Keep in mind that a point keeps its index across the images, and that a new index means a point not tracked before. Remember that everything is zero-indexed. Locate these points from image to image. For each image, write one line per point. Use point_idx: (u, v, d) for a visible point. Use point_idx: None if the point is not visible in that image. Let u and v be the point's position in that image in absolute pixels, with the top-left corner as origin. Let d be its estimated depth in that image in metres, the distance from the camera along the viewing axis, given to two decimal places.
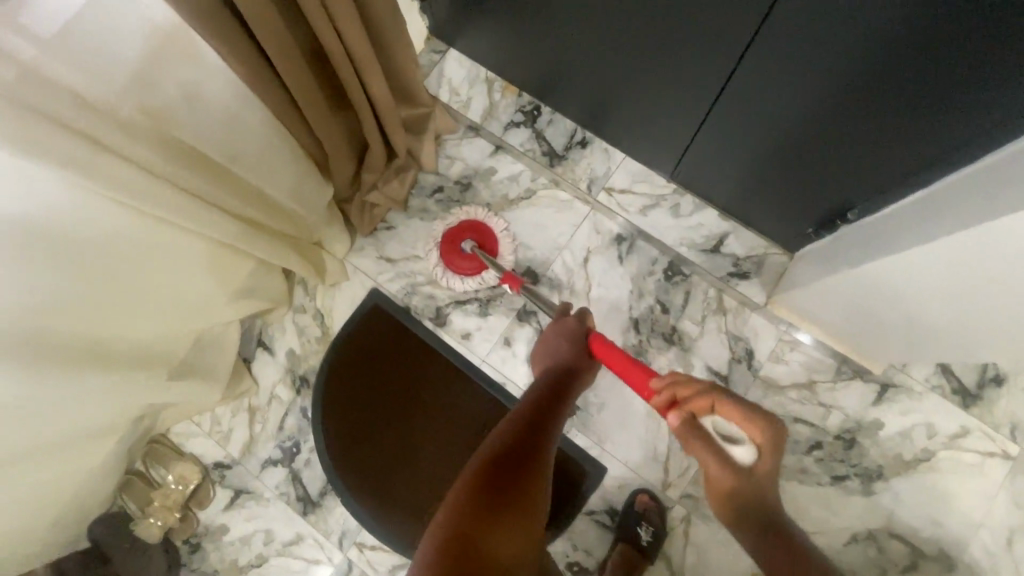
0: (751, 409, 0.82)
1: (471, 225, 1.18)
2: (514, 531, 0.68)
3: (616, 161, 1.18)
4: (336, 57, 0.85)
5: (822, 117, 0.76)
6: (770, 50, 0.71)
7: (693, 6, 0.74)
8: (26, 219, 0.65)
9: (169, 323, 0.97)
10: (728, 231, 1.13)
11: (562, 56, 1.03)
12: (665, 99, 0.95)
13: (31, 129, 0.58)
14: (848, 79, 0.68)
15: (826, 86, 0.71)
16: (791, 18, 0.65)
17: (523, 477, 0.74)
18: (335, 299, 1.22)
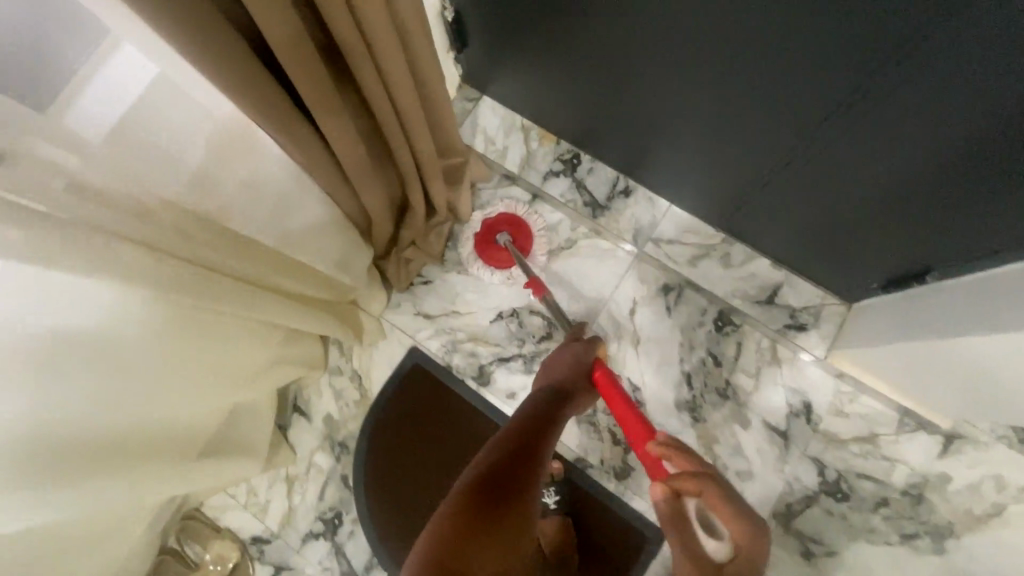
0: (735, 508, 0.71)
1: (506, 217, 1.16)
2: (500, 550, 0.65)
3: (661, 210, 1.15)
4: (385, 117, 0.81)
5: (904, 175, 0.74)
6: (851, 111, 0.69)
7: (769, 70, 0.71)
8: (81, 331, 0.62)
9: (210, 409, 0.91)
10: (782, 282, 1.10)
11: (609, 102, 1.00)
12: (722, 148, 0.92)
13: (87, 244, 0.54)
14: (942, 137, 0.65)
15: (910, 141, 0.68)
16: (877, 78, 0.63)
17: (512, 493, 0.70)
18: (373, 359, 1.17)
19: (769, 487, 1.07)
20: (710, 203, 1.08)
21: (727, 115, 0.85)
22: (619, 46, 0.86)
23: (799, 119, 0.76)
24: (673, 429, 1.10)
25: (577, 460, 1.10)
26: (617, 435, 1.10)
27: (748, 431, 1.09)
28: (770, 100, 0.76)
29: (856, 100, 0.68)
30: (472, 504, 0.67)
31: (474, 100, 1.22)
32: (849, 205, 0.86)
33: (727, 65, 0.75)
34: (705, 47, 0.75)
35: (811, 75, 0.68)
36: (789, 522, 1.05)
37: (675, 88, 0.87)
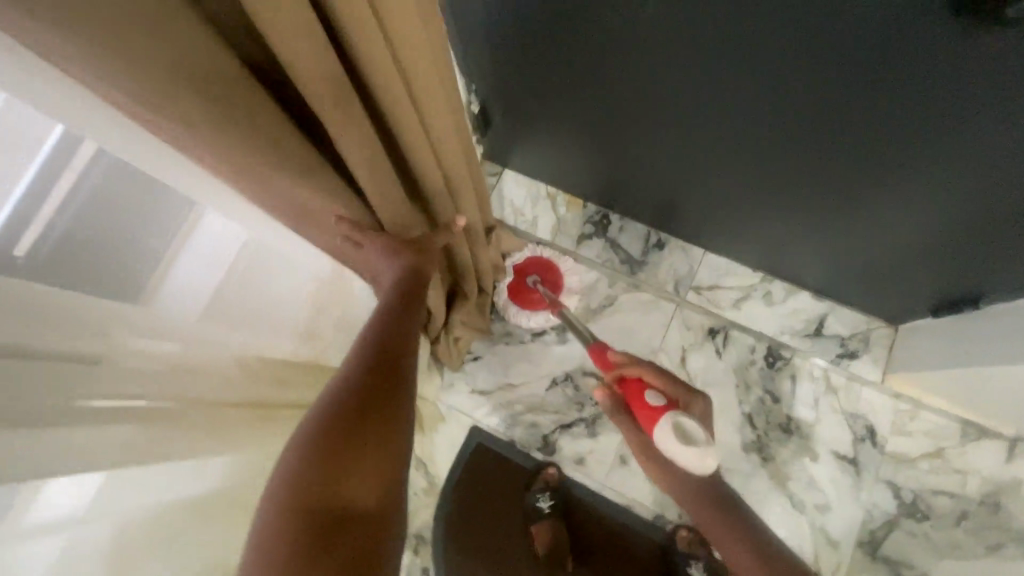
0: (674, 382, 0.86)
1: (533, 260, 1.17)
2: (367, 477, 0.52)
3: (697, 258, 1.19)
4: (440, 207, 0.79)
5: (943, 201, 0.78)
6: (889, 148, 0.74)
7: (800, 123, 0.77)
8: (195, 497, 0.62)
9: None
10: (825, 312, 1.13)
11: (634, 162, 1.05)
12: (752, 193, 0.97)
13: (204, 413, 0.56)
14: (974, 168, 0.70)
15: (948, 171, 0.73)
16: (910, 127, 0.69)
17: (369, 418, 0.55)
18: (434, 444, 1.17)
19: (850, 517, 1.08)
20: (742, 245, 1.12)
21: (758, 169, 0.91)
22: (644, 114, 0.91)
23: (835, 159, 0.81)
24: (744, 471, 1.11)
25: (657, 516, 1.11)
26: None
27: (818, 463, 1.10)
28: (801, 152, 0.82)
29: (892, 146, 0.73)
30: (323, 434, 0.52)
31: (497, 174, 1.26)
32: (893, 242, 0.91)
33: (757, 127, 0.82)
34: (732, 114, 0.81)
35: (838, 131, 0.75)
36: (876, 549, 1.06)
37: (702, 149, 0.93)
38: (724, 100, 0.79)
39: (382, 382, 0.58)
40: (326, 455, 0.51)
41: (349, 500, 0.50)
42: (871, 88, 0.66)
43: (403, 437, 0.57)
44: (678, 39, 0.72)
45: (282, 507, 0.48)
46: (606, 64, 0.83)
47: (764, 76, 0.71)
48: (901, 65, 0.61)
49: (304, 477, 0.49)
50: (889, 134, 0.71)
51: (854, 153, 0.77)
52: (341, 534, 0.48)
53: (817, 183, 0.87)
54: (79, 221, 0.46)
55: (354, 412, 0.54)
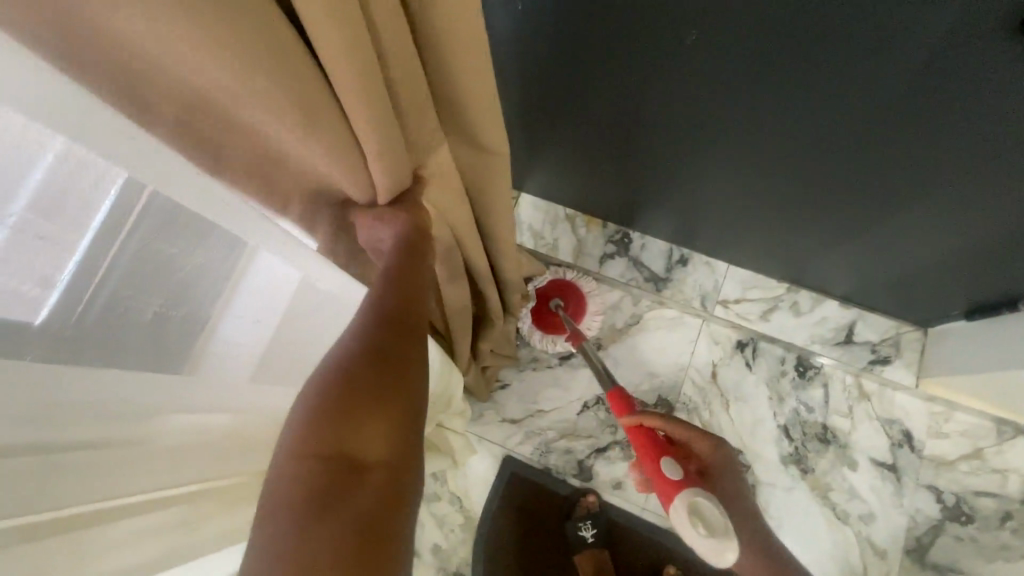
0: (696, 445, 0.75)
1: (555, 284, 1.15)
2: (378, 425, 0.48)
3: (721, 271, 1.19)
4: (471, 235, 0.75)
5: (978, 206, 0.78)
6: (923, 157, 0.74)
7: (829, 137, 0.77)
8: None
9: None
10: (854, 319, 1.13)
11: (655, 181, 1.05)
12: (777, 206, 0.97)
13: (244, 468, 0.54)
14: (1011, 175, 0.71)
15: (985, 178, 0.73)
16: (947, 137, 0.69)
17: (378, 367, 0.50)
18: (468, 477, 1.14)
19: (895, 524, 1.07)
20: (767, 257, 1.12)
21: (786, 184, 0.91)
22: (669, 135, 0.91)
23: (866, 170, 0.81)
24: (784, 484, 1.10)
25: None
26: None
27: (858, 471, 1.09)
28: (832, 165, 0.83)
29: (926, 155, 0.74)
30: (331, 384, 0.48)
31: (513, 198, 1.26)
32: (924, 250, 0.91)
33: (787, 142, 0.82)
34: (761, 131, 0.81)
35: (871, 143, 0.75)
36: (924, 556, 1.05)
37: (727, 167, 0.93)
38: (753, 117, 0.79)
39: (392, 329, 0.53)
40: (330, 405, 0.47)
41: (360, 450, 0.47)
42: (908, 101, 0.66)
43: (416, 383, 0.52)
44: (710, 60, 0.72)
45: (291, 459, 0.45)
46: (633, 86, 0.83)
47: (796, 92, 0.72)
48: (938, 78, 0.62)
49: (312, 432, 0.46)
50: (924, 145, 0.72)
51: (884, 163, 0.78)
52: (352, 486, 0.45)
53: (847, 195, 0.88)
54: (134, 275, 0.45)
55: (360, 364, 0.50)
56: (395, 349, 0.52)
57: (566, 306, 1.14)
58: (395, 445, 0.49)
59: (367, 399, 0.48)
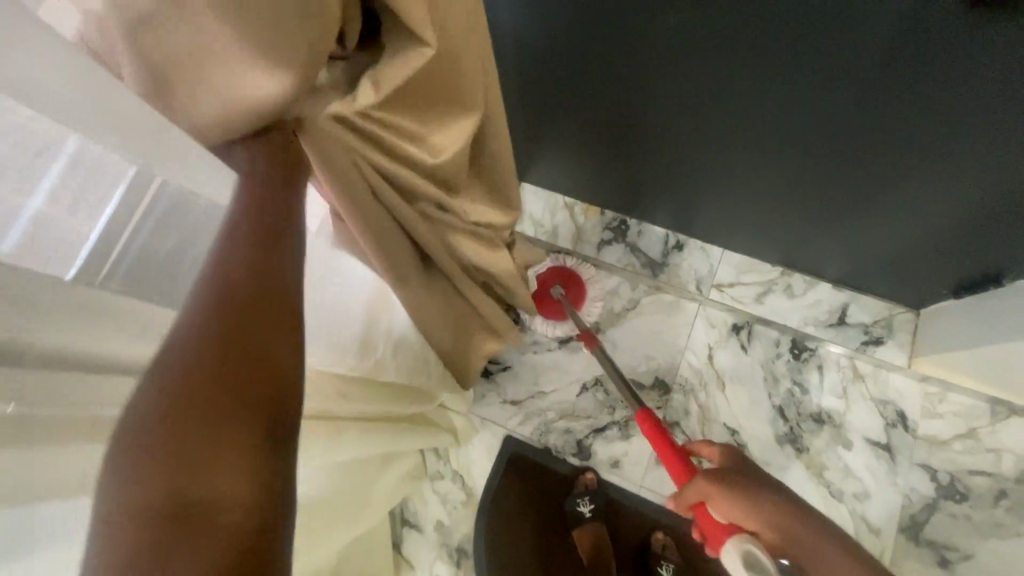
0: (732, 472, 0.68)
1: (556, 271, 1.17)
2: (229, 448, 0.36)
3: (715, 256, 1.22)
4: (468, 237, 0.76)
5: (958, 183, 0.81)
6: (899, 136, 0.77)
7: (810, 119, 0.81)
8: None
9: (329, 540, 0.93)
10: (847, 301, 1.15)
11: (648, 168, 1.08)
12: (764, 190, 1.00)
13: None
14: (985, 150, 0.74)
15: (960, 155, 0.76)
16: (920, 115, 0.73)
17: (222, 366, 0.38)
18: (470, 456, 1.18)
19: (889, 502, 1.08)
20: (760, 242, 1.15)
21: (774, 168, 0.94)
22: (659, 122, 0.94)
23: (847, 150, 0.84)
24: (779, 464, 1.12)
25: None
26: None
27: (852, 451, 1.11)
28: (817, 147, 0.85)
29: (901, 134, 0.77)
30: (161, 405, 0.35)
31: None
32: (912, 230, 0.93)
33: (769, 126, 0.85)
34: (747, 116, 0.85)
35: (850, 124, 0.79)
36: (918, 534, 1.07)
37: (717, 153, 0.96)
38: (738, 102, 0.83)
39: (244, 321, 0.40)
40: (148, 449, 0.34)
41: (209, 484, 0.35)
42: (880, 81, 0.70)
43: (282, 374, 0.40)
44: (694, 46, 0.76)
45: (98, 521, 0.33)
46: (623, 74, 0.87)
47: (776, 75, 0.75)
48: (907, 57, 0.66)
49: (140, 472, 0.34)
50: (904, 125, 0.75)
51: (863, 143, 0.81)
52: (198, 534, 0.34)
53: (832, 177, 0.91)
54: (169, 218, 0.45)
55: (192, 366, 0.37)
56: (244, 338, 0.39)
57: (567, 292, 1.16)
58: (257, 461, 0.37)
59: (210, 414, 0.36)
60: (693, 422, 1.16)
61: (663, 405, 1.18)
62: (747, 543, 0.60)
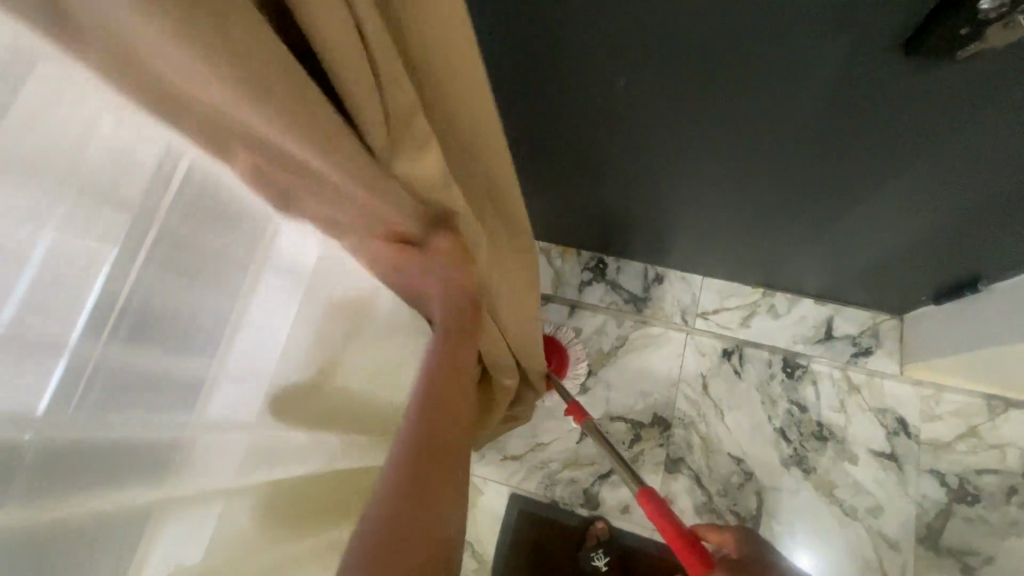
0: None
1: None
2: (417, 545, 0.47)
3: (696, 284, 1.22)
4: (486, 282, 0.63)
5: (922, 199, 0.82)
6: (860, 159, 0.78)
7: (769, 150, 0.82)
8: None
9: None
10: (831, 315, 1.16)
11: (619, 208, 1.09)
12: (736, 217, 1.01)
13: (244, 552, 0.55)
14: (946, 169, 0.75)
15: (921, 176, 0.77)
16: (880, 144, 0.74)
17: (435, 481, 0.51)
18: (476, 521, 1.15)
19: (904, 514, 1.07)
20: (738, 266, 1.15)
21: (741, 193, 0.94)
22: (626, 163, 0.95)
23: (808, 176, 0.85)
24: (789, 487, 1.10)
25: None
26: (741, 514, 1.10)
27: (859, 466, 1.10)
28: (782, 174, 0.86)
29: (862, 159, 0.78)
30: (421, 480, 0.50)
31: None
32: (885, 243, 0.94)
33: (730, 157, 0.86)
34: (711, 151, 0.85)
35: (811, 154, 0.80)
36: (937, 543, 1.05)
37: (686, 187, 0.97)
38: (703, 140, 0.83)
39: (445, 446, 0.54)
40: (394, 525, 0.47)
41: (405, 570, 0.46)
42: (833, 114, 0.71)
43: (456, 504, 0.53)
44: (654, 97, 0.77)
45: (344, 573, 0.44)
46: (586, 127, 0.88)
47: (737, 116, 0.76)
48: (861, 98, 0.67)
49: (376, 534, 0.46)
50: (865, 152, 0.76)
51: (822, 167, 0.82)
52: None
53: (800, 199, 0.91)
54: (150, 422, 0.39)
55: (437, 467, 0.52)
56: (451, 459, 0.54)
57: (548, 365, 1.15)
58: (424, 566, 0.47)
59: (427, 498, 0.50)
60: (698, 455, 1.14)
61: (665, 442, 1.15)
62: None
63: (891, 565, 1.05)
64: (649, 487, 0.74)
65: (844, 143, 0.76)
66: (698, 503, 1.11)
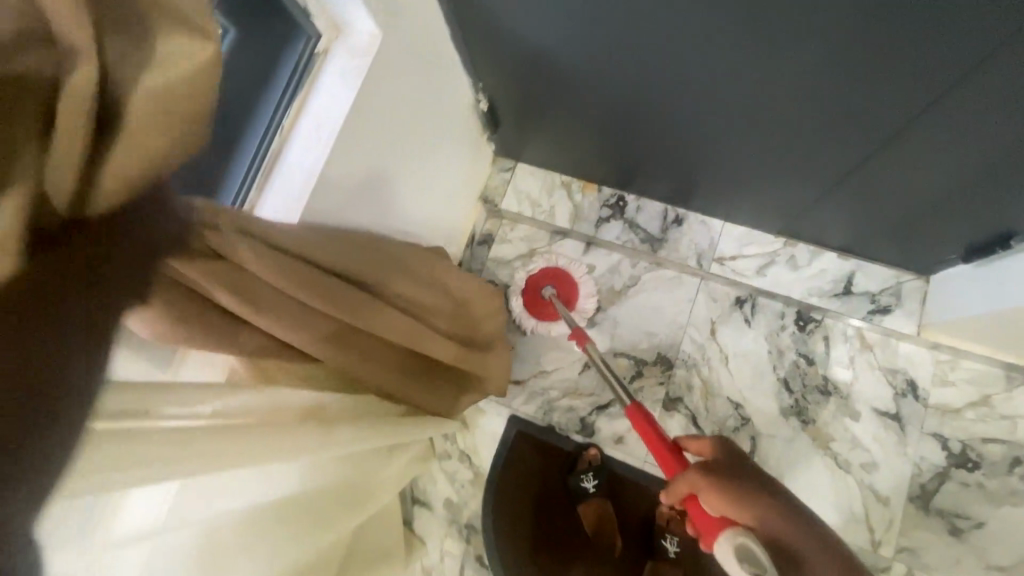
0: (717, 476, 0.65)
1: (546, 271, 1.21)
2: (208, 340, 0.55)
3: (716, 229, 1.20)
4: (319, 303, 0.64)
5: (959, 149, 0.77)
6: (892, 100, 0.74)
7: (796, 86, 0.78)
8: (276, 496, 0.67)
9: (347, 528, 0.94)
10: (853, 270, 1.13)
11: (642, 143, 1.07)
12: (761, 159, 0.98)
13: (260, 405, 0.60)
14: (987, 116, 0.70)
15: (959, 122, 0.73)
16: (919, 85, 0.69)
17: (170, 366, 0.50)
18: (476, 436, 1.21)
19: (898, 472, 1.07)
20: (762, 212, 1.12)
21: (767, 133, 0.91)
22: (650, 96, 0.93)
23: (837, 119, 0.81)
24: (785, 436, 1.11)
25: None
26: None
27: (860, 422, 1.10)
28: (815, 112, 0.82)
29: (899, 101, 0.73)
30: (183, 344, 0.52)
31: (511, 169, 1.30)
32: (915, 194, 0.90)
33: (757, 93, 0.82)
34: (742, 82, 0.81)
35: (847, 90, 0.75)
36: (928, 503, 1.05)
37: (712, 122, 0.93)
38: (732, 70, 0.79)
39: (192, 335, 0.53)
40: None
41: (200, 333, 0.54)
42: (867, 46, 0.66)
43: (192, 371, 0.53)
44: (677, 20, 0.73)
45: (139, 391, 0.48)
46: (609, 50, 0.84)
47: (763, 47, 0.73)
48: (907, 20, 0.61)
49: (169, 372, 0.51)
50: (899, 90, 0.72)
51: (852, 109, 0.78)
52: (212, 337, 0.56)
53: (828, 144, 0.88)
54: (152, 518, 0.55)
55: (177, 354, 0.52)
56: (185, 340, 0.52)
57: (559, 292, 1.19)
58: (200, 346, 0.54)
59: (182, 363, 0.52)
60: (697, 397, 1.16)
61: (666, 381, 1.17)
62: (741, 537, 0.56)
63: (877, 521, 1.06)
64: (637, 404, 0.81)
65: (879, 82, 0.71)
66: None
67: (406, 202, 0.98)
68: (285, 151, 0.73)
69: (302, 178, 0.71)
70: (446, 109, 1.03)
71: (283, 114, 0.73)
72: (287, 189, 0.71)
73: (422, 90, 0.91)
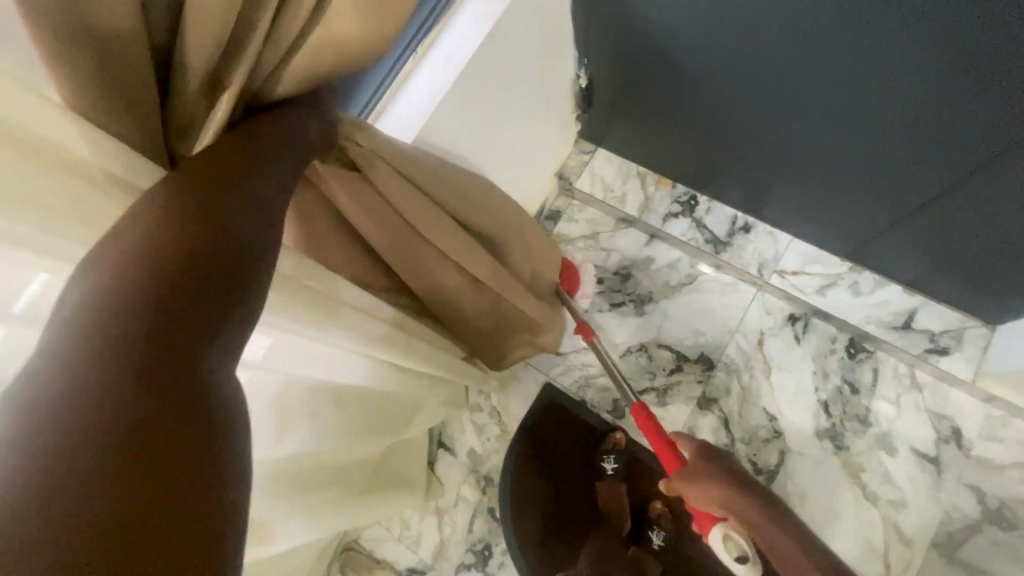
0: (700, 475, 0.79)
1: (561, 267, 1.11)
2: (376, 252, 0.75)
3: (783, 243, 1.22)
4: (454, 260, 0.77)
5: None
6: (981, 142, 0.76)
7: (890, 112, 0.80)
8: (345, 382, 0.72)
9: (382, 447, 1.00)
10: (916, 307, 1.12)
11: (724, 148, 1.10)
12: (839, 182, 1.00)
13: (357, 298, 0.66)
14: None
15: None
16: (1012, 127, 0.71)
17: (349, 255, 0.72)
18: (509, 397, 1.25)
19: (928, 517, 1.05)
20: (834, 233, 1.13)
21: (852, 154, 0.92)
22: (741, 103, 0.96)
23: (925, 152, 0.83)
24: (815, 457, 1.11)
25: None
26: (758, 464, 1.13)
27: (896, 459, 1.09)
28: (903, 141, 0.83)
29: (992, 141, 0.74)
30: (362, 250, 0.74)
31: (591, 152, 1.35)
32: (992, 240, 0.90)
33: (849, 114, 0.85)
34: (837, 96, 0.83)
35: (947, 115, 0.75)
36: (953, 553, 1.03)
37: (803, 135, 0.94)
38: (831, 82, 0.81)
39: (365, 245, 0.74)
40: (133, 411, 0.33)
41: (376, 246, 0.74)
42: (965, 80, 0.69)
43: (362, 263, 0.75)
44: (782, 30, 0.77)
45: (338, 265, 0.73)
46: (710, 48, 0.88)
47: (861, 69, 0.76)
48: (1016, 49, 0.62)
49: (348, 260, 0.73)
50: (990, 132, 0.73)
51: (941, 144, 0.80)
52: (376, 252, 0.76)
53: (910, 175, 0.89)
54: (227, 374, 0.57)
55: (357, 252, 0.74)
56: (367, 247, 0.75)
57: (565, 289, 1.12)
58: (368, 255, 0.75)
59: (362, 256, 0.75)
60: (733, 402, 1.17)
61: (704, 380, 1.19)
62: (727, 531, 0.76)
63: (896, 559, 1.04)
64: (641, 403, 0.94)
65: (974, 120, 0.73)
66: (719, 442, 1.15)
67: (496, 154, 1.05)
68: (412, 78, 0.82)
69: (425, 101, 0.80)
70: (547, 82, 1.09)
71: (418, 41, 0.81)
72: (409, 109, 0.80)
73: (534, 54, 0.97)
